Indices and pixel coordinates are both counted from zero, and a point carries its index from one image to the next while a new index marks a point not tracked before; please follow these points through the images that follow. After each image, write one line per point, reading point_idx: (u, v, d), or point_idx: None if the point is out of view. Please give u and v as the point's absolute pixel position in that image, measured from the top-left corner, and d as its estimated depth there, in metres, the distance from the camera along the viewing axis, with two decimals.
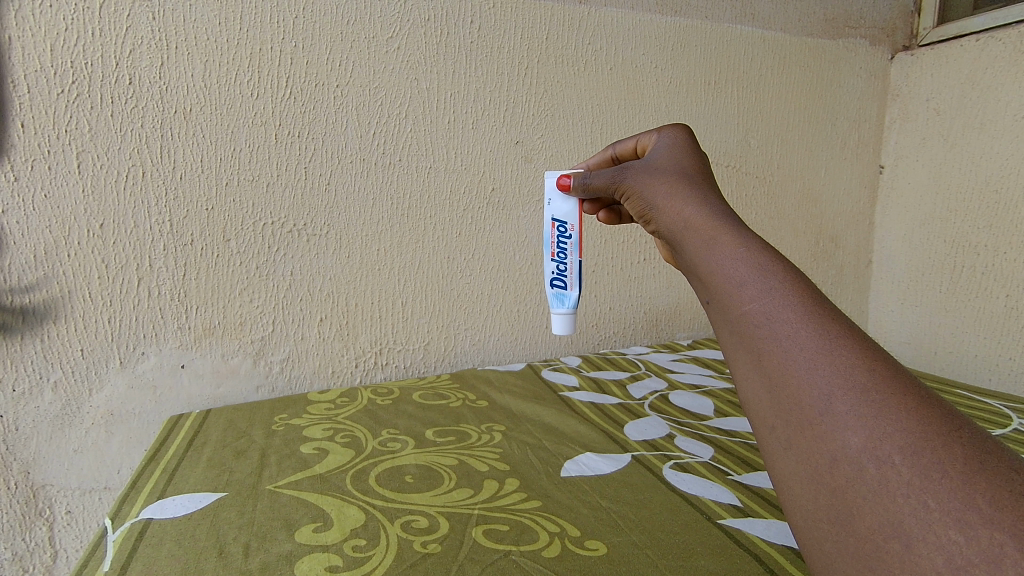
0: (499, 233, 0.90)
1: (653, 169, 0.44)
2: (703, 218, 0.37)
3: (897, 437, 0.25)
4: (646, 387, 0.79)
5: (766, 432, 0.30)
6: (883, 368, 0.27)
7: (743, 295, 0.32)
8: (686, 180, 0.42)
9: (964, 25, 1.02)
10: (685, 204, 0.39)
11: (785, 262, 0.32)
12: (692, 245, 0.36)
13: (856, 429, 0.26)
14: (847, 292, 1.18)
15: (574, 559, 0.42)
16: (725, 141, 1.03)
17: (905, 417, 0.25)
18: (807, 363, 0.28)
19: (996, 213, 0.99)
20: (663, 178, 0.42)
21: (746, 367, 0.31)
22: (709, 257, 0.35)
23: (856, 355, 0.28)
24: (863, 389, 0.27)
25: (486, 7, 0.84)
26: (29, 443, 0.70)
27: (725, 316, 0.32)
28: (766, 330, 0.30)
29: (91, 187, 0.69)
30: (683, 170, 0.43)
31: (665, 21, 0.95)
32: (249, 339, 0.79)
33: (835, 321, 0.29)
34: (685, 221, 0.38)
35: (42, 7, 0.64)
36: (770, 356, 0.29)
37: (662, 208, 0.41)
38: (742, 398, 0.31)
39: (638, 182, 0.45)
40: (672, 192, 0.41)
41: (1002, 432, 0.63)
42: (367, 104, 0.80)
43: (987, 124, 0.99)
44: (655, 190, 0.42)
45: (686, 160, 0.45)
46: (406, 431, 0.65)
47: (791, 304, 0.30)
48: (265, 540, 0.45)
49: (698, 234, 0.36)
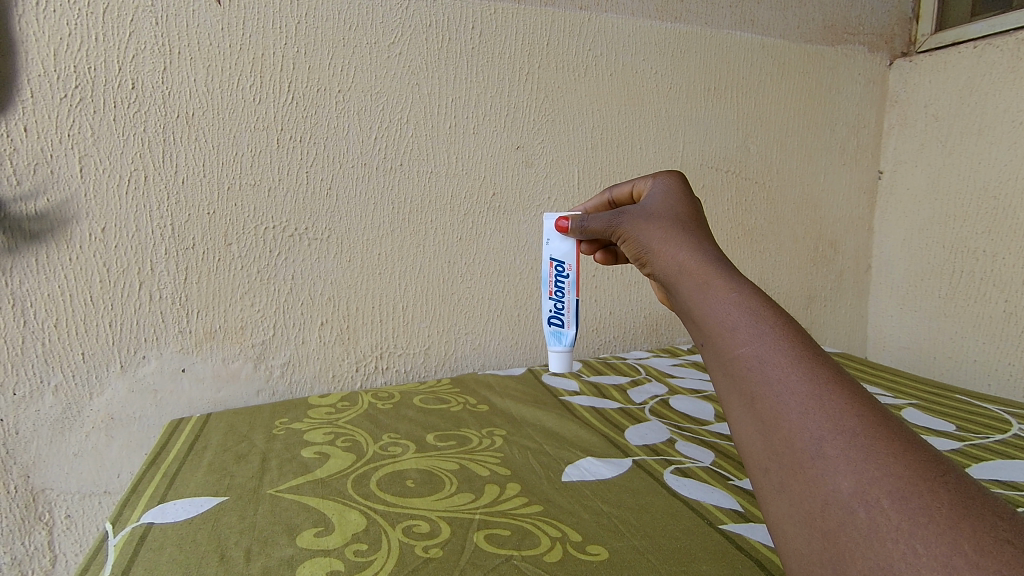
0: (499, 237, 0.90)
1: (647, 213, 0.45)
2: (696, 262, 0.38)
3: (885, 482, 0.25)
4: (646, 392, 0.79)
5: (759, 475, 0.30)
6: (871, 413, 0.28)
7: (735, 337, 0.32)
8: (679, 224, 0.43)
9: (961, 32, 1.03)
10: (678, 248, 0.40)
11: (776, 308, 0.33)
12: (685, 288, 0.37)
13: (847, 474, 0.26)
14: (847, 298, 1.19)
15: (575, 564, 0.42)
16: (725, 147, 1.03)
17: (893, 461, 0.26)
18: (798, 407, 0.29)
19: (995, 218, 1.00)
20: (657, 222, 0.43)
21: (739, 410, 0.31)
22: (701, 300, 0.35)
23: (845, 400, 0.28)
24: (853, 434, 0.27)
25: (487, 13, 0.85)
26: (29, 447, 0.70)
27: (717, 358, 0.33)
28: (758, 373, 0.30)
29: (93, 190, 0.69)
30: (676, 215, 0.44)
31: (665, 27, 0.96)
32: (250, 343, 0.79)
33: (825, 367, 0.30)
34: (678, 263, 0.39)
35: (46, 12, 0.65)
36: (761, 398, 0.30)
37: (656, 251, 0.41)
38: (735, 441, 0.31)
39: (633, 227, 0.45)
40: (666, 236, 0.41)
41: (1003, 437, 0.63)
42: (369, 109, 0.80)
43: (986, 130, 1.00)
44: (649, 234, 0.43)
45: (679, 206, 0.46)
46: (406, 436, 0.65)
47: (781, 348, 0.31)
48: (266, 544, 0.45)
49: (691, 277, 0.37)
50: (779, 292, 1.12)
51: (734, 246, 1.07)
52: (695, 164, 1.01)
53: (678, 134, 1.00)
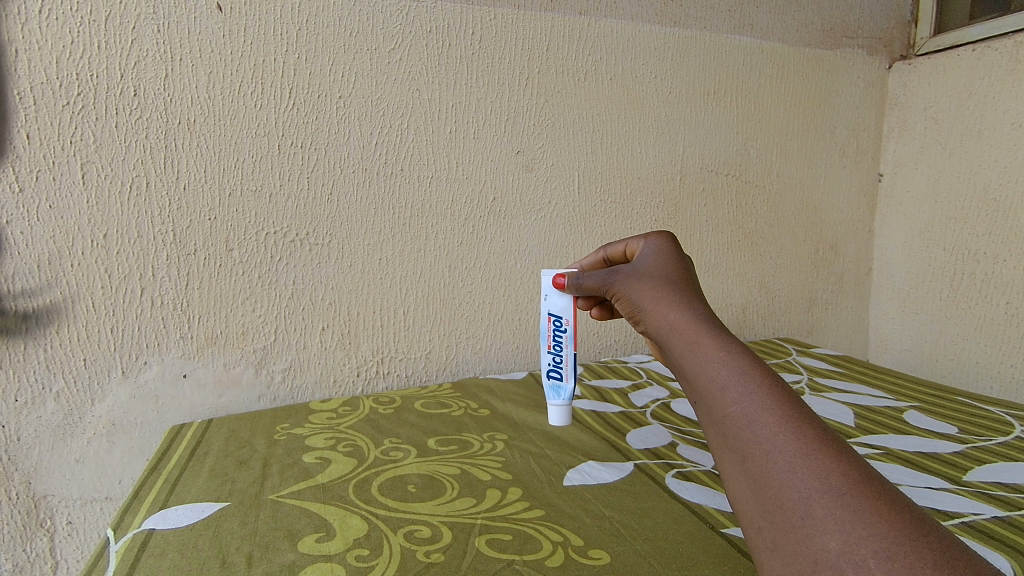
0: (500, 242, 0.90)
1: (641, 274, 0.49)
2: (687, 324, 0.41)
3: (871, 541, 0.28)
4: (647, 396, 0.79)
5: (753, 533, 0.32)
6: (854, 473, 0.31)
7: (726, 397, 0.36)
8: (671, 285, 0.46)
9: (961, 35, 1.03)
10: (671, 310, 0.43)
11: (763, 370, 0.37)
12: (678, 347, 0.41)
13: (835, 533, 0.29)
14: (848, 300, 1.18)
15: (577, 568, 0.42)
16: (725, 151, 1.04)
17: (879, 521, 0.28)
18: (786, 465, 0.32)
19: (995, 221, 1.00)
20: (649, 283, 0.47)
21: (731, 467, 0.34)
22: (693, 359, 0.39)
23: (829, 459, 0.32)
24: (838, 493, 0.30)
25: (487, 18, 0.85)
26: (30, 453, 0.70)
27: (711, 417, 0.36)
28: (748, 433, 0.34)
29: (95, 197, 0.69)
30: (668, 276, 0.48)
31: (664, 32, 0.96)
32: (251, 348, 0.79)
33: (809, 428, 0.33)
34: (671, 325, 0.42)
35: (49, 20, 0.65)
36: (753, 457, 0.33)
37: (650, 311, 0.45)
38: (731, 498, 0.34)
39: (628, 287, 0.49)
40: (659, 297, 0.45)
41: (1005, 439, 0.63)
42: (369, 114, 0.80)
43: (986, 132, 1.00)
44: (642, 295, 0.47)
45: (670, 266, 0.49)
46: (408, 440, 0.65)
47: (768, 409, 0.35)
48: (267, 550, 0.45)
49: (683, 339, 0.41)
50: (780, 294, 1.12)
51: (735, 250, 1.07)
52: (694, 167, 1.02)
53: (678, 138, 1.00)
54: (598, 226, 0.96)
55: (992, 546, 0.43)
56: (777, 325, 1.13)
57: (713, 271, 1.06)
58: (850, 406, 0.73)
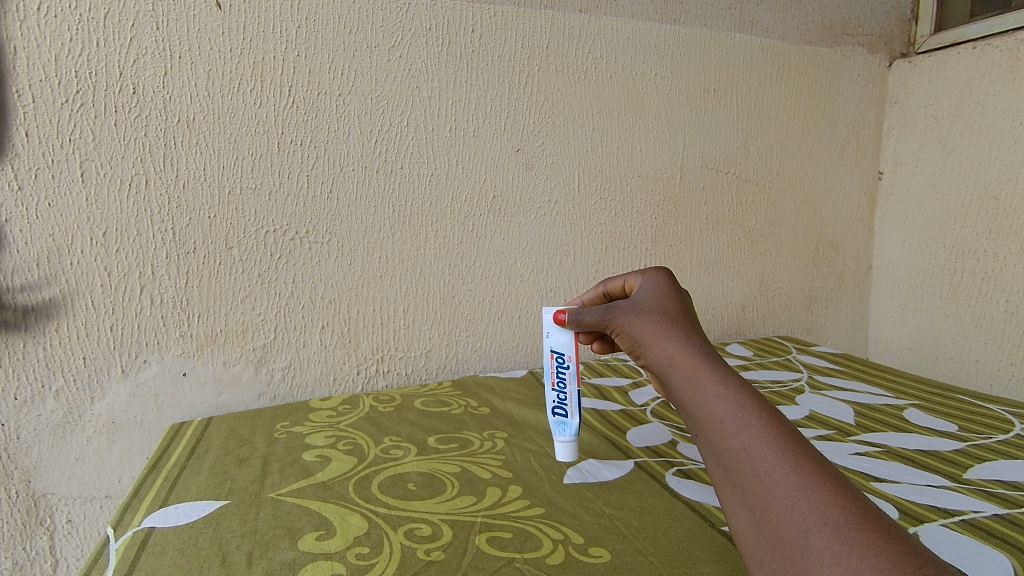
0: (500, 240, 0.90)
1: (638, 308, 0.48)
2: (686, 359, 0.41)
3: (867, 575, 0.28)
4: (648, 394, 0.79)
5: (756, 566, 0.33)
6: (851, 504, 0.31)
7: (724, 430, 0.36)
8: (669, 317, 0.46)
9: (961, 33, 1.04)
10: (669, 344, 0.43)
11: (761, 401, 0.37)
12: (676, 380, 0.41)
13: (833, 567, 0.29)
14: (848, 299, 1.18)
15: (578, 566, 0.42)
16: (725, 149, 1.03)
17: (874, 554, 0.29)
18: (785, 499, 0.32)
19: (995, 219, 1.00)
20: (647, 316, 0.46)
21: (732, 501, 0.35)
22: (692, 391, 0.39)
23: (827, 492, 0.32)
24: (836, 526, 0.30)
25: (487, 15, 0.85)
26: (30, 452, 0.70)
27: (711, 450, 0.37)
28: (747, 466, 0.34)
29: (94, 195, 0.69)
30: (666, 308, 0.47)
31: (664, 29, 0.96)
32: (251, 347, 0.79)
33: (807, 459, 0.34)
34: (671, 360, 0.42)
35: (48, 17, 0.65)
36: (753, 491, 0.34)
37: (649, 345, 0.44)
38: (733, 532, 0.35)
39: (625, 320, 0.48)
40: (657, 331, 0.44)
41: (1004, 437, 0.63)
42: (369, 112, 0.80)
43: (986, 130, 1.00)
44: (640, 329, 0.46)
45: (668, 300, 0.48)
46: (408, 439, 0.65)
47: (766, 441, 0.35)
48: (267, 548, 0.45)
49: (682, 373, 0.41)
50: (780, 293, 1.12)
51: (734, 248, 1.07)
52: (694, 165, 1.01)
53: (677, 136, 1.00)
54: (598, 224, 0.96)
55: (992, 543, 0.43)
56: (777, 324, 1.13)
57: (713, 269, 1.05)
58: (851, 405, 0.73)
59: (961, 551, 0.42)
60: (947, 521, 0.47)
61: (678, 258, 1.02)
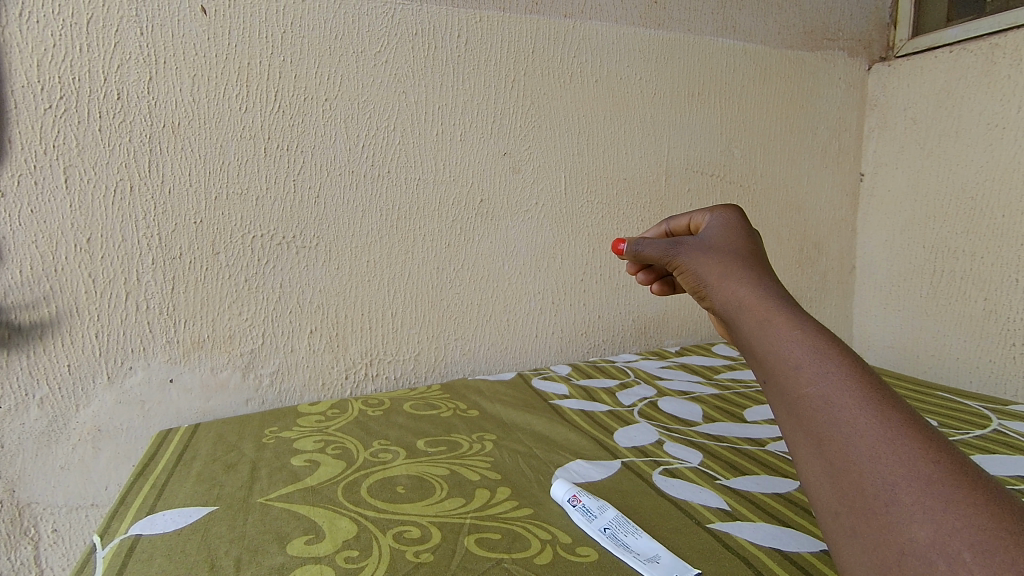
0: (488, 243, 0.91)
1: (707, 248, 0.49)
2: (757, 302, 0.41)
3: (964, 533, 0.27)
4: (635, 395, 0.79)
5: (831, 519, 0.32)
6: (945, 460, 0.30)
7: (800, 377, 0.35)
8: (740, 261, 0.46)
9: (937, 37, 1.06)
10: (738, 285, 0.43)
11: (841, 348, 0.36)
12: (747, 325, 0.40)
13: (923, 523, 0.28)
14: (831, 298, 1.20)
15: (566, 565, 0.42)
16: (709, 152, 1.05)
17: (974, 512, 0.27)
18: (869, 450, 0.31)
19: (973, 219, 1.02)
20: (718, 258, 0.47)
21: (806, 450, 0.34)
22: (765, 336, 0.39)
23: (917, 444, 0.30)
24: (928, 481, 0.29)
25: (472, 21, 0.86)
26: (14, 461, 0.69)
27: (783, 397, 0.36)
28: (825, 413, 0.33)
29: (78, 202, 0.69)
30: (736, 250, 0.47)
31: (648, 34, 0.97)
32: (238, 352, 0.79)
33: (894, 409, 0.32)
34: (740, 302, 0.42)
35: (30, 23, 0.65)
36: (830, 440, 0.32)
37: (718, 288, 0.45)
38: (804, 482, 0.34)
39: (692, 259, 0.49)
40: (727, 274, 0.45)
41: (981, 432, 0.64)
42: (356, 117, 0.81)
43: (962, 132, 1.02)
44: (708, 268, 0.47)
45: (738, 240, 0.49)
46: (397, 442, 0.66)
47: (848, 388, 0.34)
48: (256, 553, 0.45)
49: (752, 314, 0.41)
50: None
51: None
52: (680, 168, 1.03)
53: (663, 139, 1.01)
54: (585, 227, 0.97)
55: None
56: None
57: None
58: None
59: None
60: None
61: None
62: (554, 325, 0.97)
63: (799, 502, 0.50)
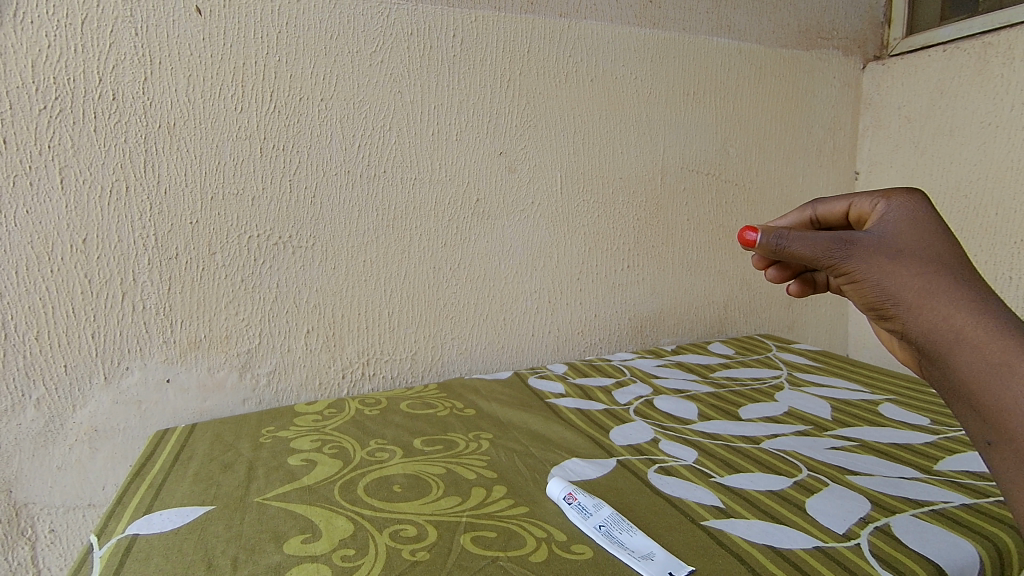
0: (484, 242, 0.91)
1: (896, 253, 0.44)
2: (982, 336, 0.39)
3: None
4: (631, 393, 0.80)
5: None
6: None
7: None
8: (948, 275, 0.42)
9: (931, 36, 1.06)
10: (954, 312, 0.40)
11: None
12: (970, 361, 0.39)
13: None
14: (827, 297, 1.20)
15: (561, 563, 0.43)
16: (705, 150, 1.05)
17: None
18: None
19: (967, 217, 1.02)
20: (916, 270, 0.42)
21: None
22: (998, 381, 0.37)
23: None
24: None
25: (468, 20, 0.86)
26: (11, 461, 0.69)
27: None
28: None
29: (74, 203, 0.69)
30: (937, 258, 0.43)
31: (643, 34, 0.97)
32: (235, 352, 0.79)
33: None
34: (959, 334, 0.40)
35: (25, 24, 0.65)
36: None
37: (921, 311, 0.42)
38: None
39: (873, 266, 0.44)
40: (935, 296, 0.41)
41: None
42: (352, 117, 0.81)
43: (956, 131, 1.03)
44: (903, 283, 0.43)
45: (930, 240, 0.44)
46: (394, 441, 0.66)
47: None
48: (253, 552, 0.45)
49: (979, 352, 0.39)
50: (760, 291, 1.13)
51: (715, 248, 1.08)
52: (675, 166, 1.03)
53: (658, 138, 1.01)
54: (581, 226, 0.97)
55: (958, 531, 0.45)
56: (759, 321, 1.15)
57: (696, 269, 1.07)
58: (828, 400, 0.75)
59: (929, 540, 0.44)
60: (917, 510, 0.48)
61: (661, 258, 1.04)
62: (551, 324, 0.98)
63: (793, 499, 0.51)
